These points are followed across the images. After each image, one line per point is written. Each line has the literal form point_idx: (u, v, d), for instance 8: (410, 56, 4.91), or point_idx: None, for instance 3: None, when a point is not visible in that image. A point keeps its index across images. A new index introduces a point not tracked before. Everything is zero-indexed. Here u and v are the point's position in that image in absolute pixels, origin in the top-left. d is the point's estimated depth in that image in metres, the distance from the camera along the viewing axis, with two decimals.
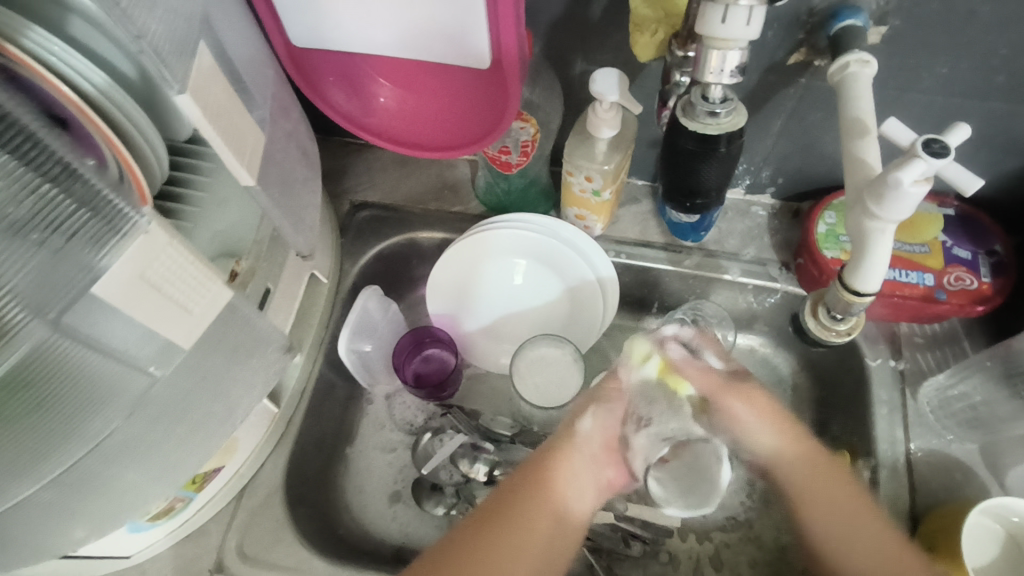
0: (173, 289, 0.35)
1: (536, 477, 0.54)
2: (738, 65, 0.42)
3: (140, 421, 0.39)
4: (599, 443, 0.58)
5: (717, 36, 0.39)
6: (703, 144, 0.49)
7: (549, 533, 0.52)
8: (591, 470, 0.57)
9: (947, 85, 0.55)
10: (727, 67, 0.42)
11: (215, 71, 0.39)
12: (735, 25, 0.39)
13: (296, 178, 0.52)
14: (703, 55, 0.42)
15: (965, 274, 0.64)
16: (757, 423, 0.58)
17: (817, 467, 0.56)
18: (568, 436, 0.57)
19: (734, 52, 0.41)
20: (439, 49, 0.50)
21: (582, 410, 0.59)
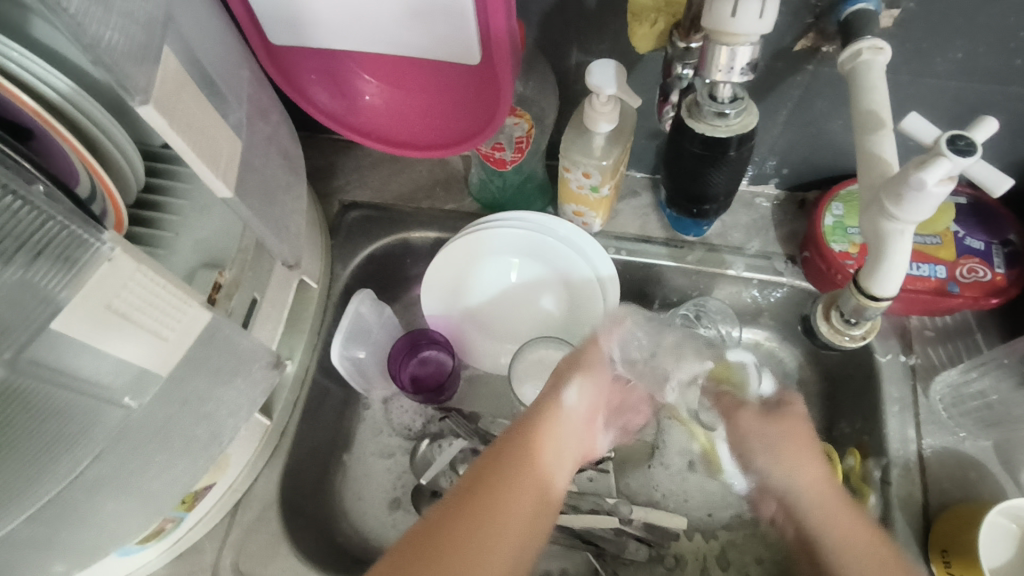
0: (146, 316, 0.32)
1: (523, 443, 0.50)
2: (748, 62, 0.39)
3: (118, 453, 0.37)
4: (580, 418, 0.56)
5: (727, 30, 0.37)
6: (710, 148, 0.47)
7: (539, 501, 0.47)
8: (573, 443, 0.55)
9: (962, 70, 0.52)
10: (737, 64, 0.39)
11: (183, 76, 0.36)
12: (747, 19, 0.36)
13: (279, 184, 0.50)
14: (710, 52, 0.39)
15: (978, 266, 0.62)
16: (792, 460, 0.56)
17: (831, 490, 0.53)
18: (549, 404, 0.54)
19: (744, 48, 0.38)
20: (426, 45, 0.47)
21: (568, 379, 0.57)
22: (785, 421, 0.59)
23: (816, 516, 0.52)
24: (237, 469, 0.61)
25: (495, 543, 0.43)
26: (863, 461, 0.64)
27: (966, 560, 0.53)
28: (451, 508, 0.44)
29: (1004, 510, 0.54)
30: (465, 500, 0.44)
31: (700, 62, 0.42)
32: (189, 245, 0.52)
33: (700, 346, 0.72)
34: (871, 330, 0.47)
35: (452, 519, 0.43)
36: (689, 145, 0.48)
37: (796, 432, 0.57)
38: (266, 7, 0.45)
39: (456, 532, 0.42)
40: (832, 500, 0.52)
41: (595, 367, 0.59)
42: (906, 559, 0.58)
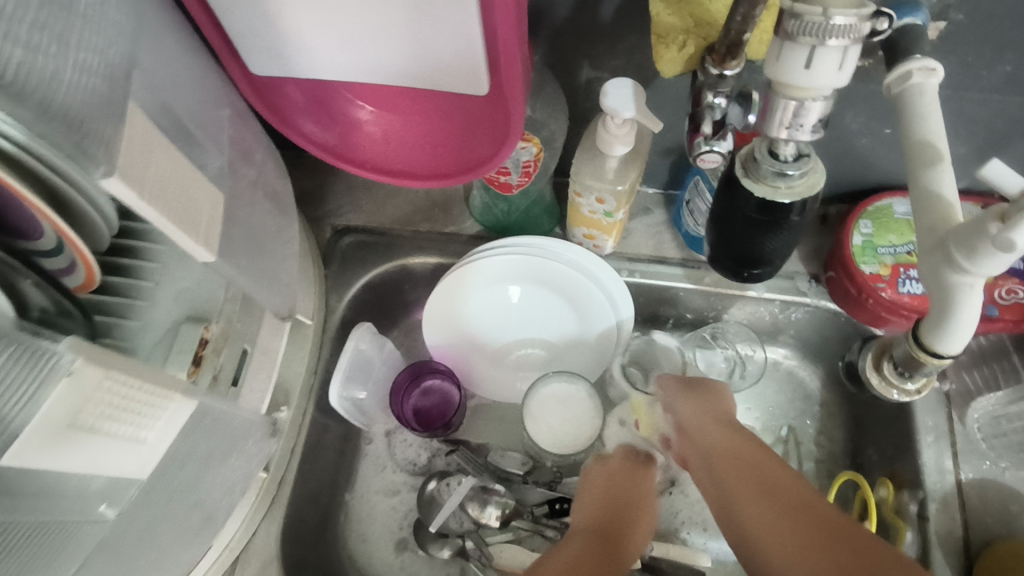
0: (119, 425, 0.28)
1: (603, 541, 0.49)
2: (819, 120, 0.34)
3: (96, 566, 0.32)
4: (637, 496, 0.56)
5: (798, 83, 0.32)
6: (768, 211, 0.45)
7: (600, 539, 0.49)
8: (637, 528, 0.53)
9: (1010, 83, 0.48)
10: (806, 122, 0.35)
11: (152, 132, 0.31)
12: (826, 72, 0.31)
13: (267, 231, 0.45)
14: (771, 104, 0.35)
15: (1017, 286, 0.58)
16: (691, 407, 0.52)
17: (733, 436, 0.47)
18: (603, 487, 0.56)
19: (815, 103, 0.33)
20: (427, 74, 0.41)
21: (620, 474, 0.58)
22: (704, 387, 0.54)
23: (714, 458, 0.46)
24: (233, 526, 0.57)
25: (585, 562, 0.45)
26: (896, 493, 0.60)
27: None
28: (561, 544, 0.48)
29: None
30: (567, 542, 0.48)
31: (759, 115, 0.37)
32: (171, 296, 0.48)
33: (717, 368, 0.69)
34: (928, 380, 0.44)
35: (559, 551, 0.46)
36: (744, 207, 0.46)
37: (713, 396, 0.53)
38: (247, 36, 0.40)
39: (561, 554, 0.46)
40: (738, 440, 0.46)
41: (639, 462, 0.60)
42: None
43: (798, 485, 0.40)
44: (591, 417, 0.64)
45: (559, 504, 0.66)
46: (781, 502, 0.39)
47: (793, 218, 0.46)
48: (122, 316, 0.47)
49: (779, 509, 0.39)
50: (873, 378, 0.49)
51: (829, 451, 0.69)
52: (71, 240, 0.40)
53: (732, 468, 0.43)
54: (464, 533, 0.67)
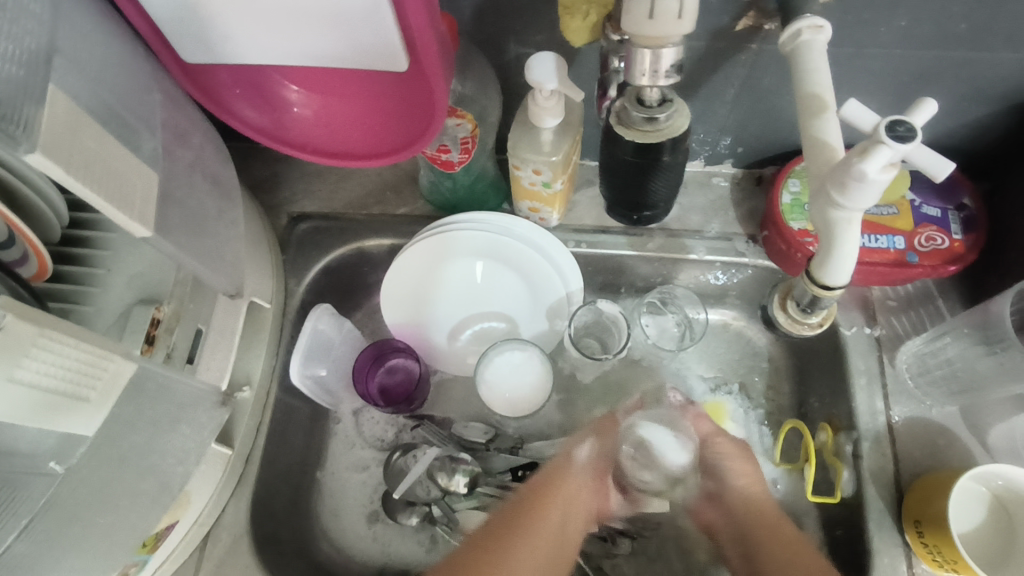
0: (59, 381, 0.31)
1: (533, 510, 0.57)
2: (672, 64, 0.40)
3: (50, 520, 0.34)
4: (589, 470, 0.63)
5: (646, 31, 0.38)
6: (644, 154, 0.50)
7: (553, 535, 0.57)
8: (584, 499, 0.61)
9: (905, 38, 0.51)
10: (661, 67, 0.40)
11: (79, 114, 0.33)
12: (666, 20, 0.37)
13: (207, 212, 0.48)
14: (632, 54, 0.40)
15: (936, 233, 0.62)
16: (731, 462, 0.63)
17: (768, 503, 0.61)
18: (564, 466, 0.62)
19: (666, 49, 0.39)
20: (348, 56, 0.44)
21: (582, 443, 0.64)
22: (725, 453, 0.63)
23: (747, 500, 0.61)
24: (202, 503, 0.59)
25: (541, 533, 0.56)
26: (835, 436, 0.64)
27: (939, 531, 0.53)
28: (520, 504, 0.58)
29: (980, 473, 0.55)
30: (516, 505, 0.57)
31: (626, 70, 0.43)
32: (123, 281, 0.49)
33: (669, 333, 0.74)
34: (827, 317, 0.52)
35: (518, 516, 0.57)
36: (621, 152, 0.50)
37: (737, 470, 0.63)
38: (175, 26, 0.42)
39: (520, 530, 0.55)
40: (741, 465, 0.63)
41: (614, 436, 0.64)
42: (880, 530, 0.58)
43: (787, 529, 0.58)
44: (541, 385, 0.67)
45: (520, 471, 0.68)
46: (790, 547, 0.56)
47: (665, 159, 0.51)
48: (77, 301, 0.48)
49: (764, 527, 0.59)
50: (780, 316, 0.55)
51: (777, 404, 0.72)
52: (19, 230, 0.42)
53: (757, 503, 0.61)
54: (431, 501, 0.68)
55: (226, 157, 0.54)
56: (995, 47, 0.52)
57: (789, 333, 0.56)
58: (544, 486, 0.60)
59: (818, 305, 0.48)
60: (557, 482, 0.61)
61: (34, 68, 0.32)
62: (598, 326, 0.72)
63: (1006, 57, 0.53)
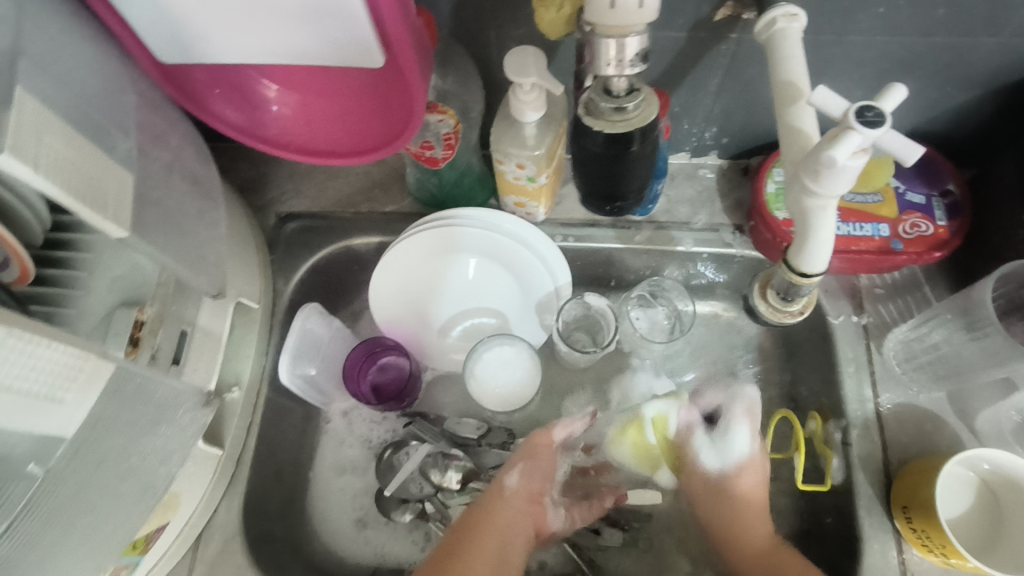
0: (31, 382, 0.32)
1: (464, 546, 0.54)
2: (638, 52, 0.41)
3: (30, 523, 0.35)
4: (524, 494, 0.61)
5: (609, 20, 0.39)
6: (613, 143, 0.48)
7: (493, 561, 0.55)
8: (519, 524, 0.59)
9: (883, 24, 0.51)
10: (626, 57, 0.41)
11: (48, 117, 0.34)
12: (627, 9, 0.39)
13: (186, 213, 0.48)
14: (597, 45, 0.41)
15: (920, 220, 0.62)
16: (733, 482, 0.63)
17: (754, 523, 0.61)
18: (495, 495, 0.59)
19: (631, 38, 0.40)
20: (324, 54, 0.44)
21: (511, 465, 0.62)
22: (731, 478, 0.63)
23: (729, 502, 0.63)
24: (192, 505, 0.59)
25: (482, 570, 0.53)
26: (824, 424, 0.64)
27: (928, 517, 0.53)
28: (452, 542, 0.55)
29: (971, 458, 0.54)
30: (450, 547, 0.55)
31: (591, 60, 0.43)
32: (105, 283, 0.49)
33: (658, 325, 0.73)
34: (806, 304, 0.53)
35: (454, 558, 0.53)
36: (591, 143, 0.49)
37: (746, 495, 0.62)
38: (149, 26, 0.42)
39: (459, 567, 0.53)
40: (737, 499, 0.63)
41: (541, 458, 0.63)
42: (870, 517, 0.58)
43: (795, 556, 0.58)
44: (531, 380, 0.68)
45: None
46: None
47: (634, 149, 0.49)
48: (60, 304, 0.48)
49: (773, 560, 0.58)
50: (761, 306, 0.55)
51: (768, 393, 0.72)
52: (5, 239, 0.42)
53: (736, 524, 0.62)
54: (424, 498, 0.68)
55: (207, 157, 0.54)
56: (974, 32, 0.52)
57: (771, 322, 0.56)
58: (476, 517, 0.57)
59: (797, 292, 0.50)
60: (491, 512, 0.58)
61: None
62: (585, 321, 0.72)
63: (985, 42, 0.53)
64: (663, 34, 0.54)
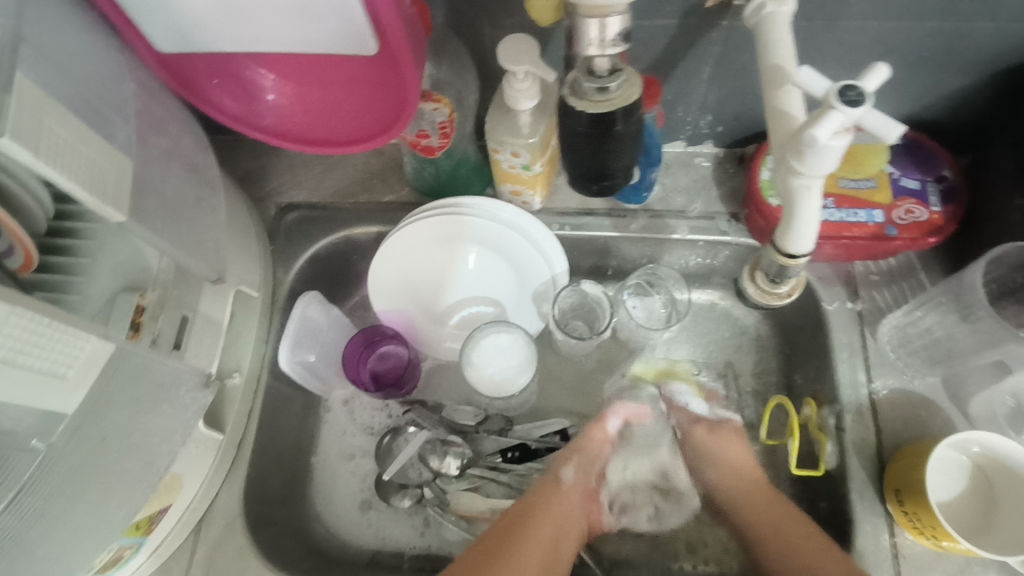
0: (32, 358, 0.33)
1: (514, 523, 0.57)
2: (620, 33, 0.42)
3: (35, 498, 0.36)
4: (580, 489, 0.64)
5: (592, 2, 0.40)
6: (597, 124, 0.48)
7: (547, 549, 0.56)
8: (576, 512, 0.62)
9: (874, 10, 0.52)
10: (608, 37, 0.42)
11: (48, 102, 0.35)
12: None
13: (185, 199, 0.49)
14: (580, 26, 0.42)
15: (915, 206, 0.62)
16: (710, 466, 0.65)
17: (749, 483, 0.62)
18: (552, 483, 0.62)
19: (612, 17, 0.41)
20: (319, 42, 0.45)
21: (565, 459, 0.65)
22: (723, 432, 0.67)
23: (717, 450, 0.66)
24: (195, 488, 0.60)
25: (532, 547, 0.55)
26: (818, 409, 0.64)
27: (917, 498, 0.54)
28: (510, 516, 0.58)
29: (963, 440, 0.55)
30: (509, 521, 0.57)
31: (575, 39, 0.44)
32: (107, 269, 0.50)
33: (656, 314, 0.73)
34: (796, 287, 0.54)
35: (513, 520, 0.58)
36: (576, 125, 0.49)
37: (728, 445, 0.66)
38: (146, 15, 0.43)
39: (504, 546, 0.54)
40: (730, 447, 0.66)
41: (590, 453, 0.66)
42: (862, 500, 0.59)
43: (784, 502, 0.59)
44: (524, 368, 0.68)
45: (510, 452, 0.70)
46: (776, 524, 0.57)
47: (619, 129, 0.49)
48: (62, 290, 0.48)
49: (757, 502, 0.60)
50: (750, 287, 0.57)
51: (764, 381, 0.72)
52: (9, 227, 0.42)
53: (732, 488, 0.63)
54: (423, 483, 0.69)
55: (205, 146, 0.55)
56: (965, 17, 0.52)
57: (761, 305, 0.58)
58: (535, 501, 0.60)
59: (786, 275, 0.52)
60: (546, 495, 0.61)
61: (1, 57, 0.34)
62: (582, 307, 0.73)
63: (976, 28, 0.53)
64: (657, 21, 0.55)
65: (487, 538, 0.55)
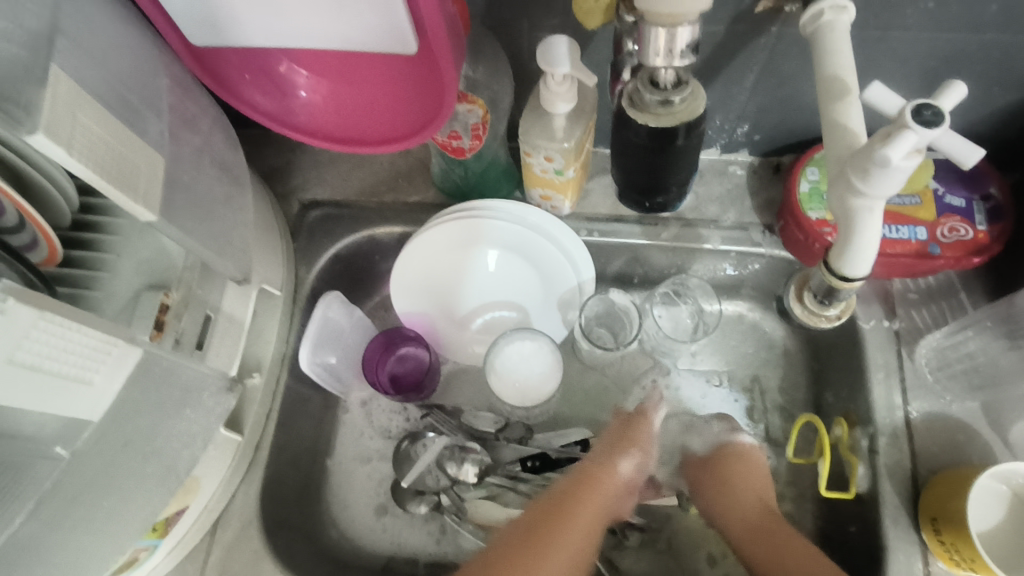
0: (60, 364, 0.32)
1: (561, 516, 0.53)
2: (688, 44, 0.41)
3: (57, 504, 0.35)
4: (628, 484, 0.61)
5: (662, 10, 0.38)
6: (657, 138, 0.51)
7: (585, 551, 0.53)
8: (620, 505, 0.59)
9: (931, 21, 0.49)
10: (676, 47, 0.41)
11: (82, 97, 0.34)
12: None
13: (215, 197, 0.48)
14: (646, 34, 0.40)
15: (960, 224, 0.60)
16: (737, 490, 0.60)
17: (756, 517, 0.57)
18: (605, 472, 0.59)
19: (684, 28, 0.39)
20: (357, 38, 0.43)
21: (626, 448, 0.62)
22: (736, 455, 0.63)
23: (726, 477, 0.61)
24: (212, 489, 0.59)
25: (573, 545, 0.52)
26: (850, 430, 0.63)
27: (957, 529, 0.52)
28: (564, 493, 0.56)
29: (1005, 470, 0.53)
30: (536, 515, 0.54)
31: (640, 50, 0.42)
32: (131, 265, 0.49)
33: (682, 324, 0.72)
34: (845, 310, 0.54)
35: (565, 500, 0.55)
36: (634, 135, 0.51)
37: (736, 471, 0.61)
38: (180, 7, 0.42)
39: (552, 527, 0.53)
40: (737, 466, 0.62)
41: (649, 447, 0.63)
42: (896, 527, 0.57)
43: (783, 533, 0.54)
44: (551, 377, 0.67)
45: (529, 462, 0.67)
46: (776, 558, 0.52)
47: (680, 143, 0.52)
48: (86, 286, 0.48)
49: (757, 535, 0.55)
50: (796, 308, 0.57)
51: (792, 397, 0.70)
52: (32, 218, 0.41)
53: (737, 522, 0.57)
54: (440, 490, 0.68)
55: (235, 142, 0.54)
56: None
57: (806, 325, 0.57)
58: (582, 487, 0.57)
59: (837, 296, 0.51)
60: (597, 484, 0.57)
61: (36, 50, 0.32)
62: (608, 316, 0.72)
63: None
64: (701, 27, 0.53)
65: (528, 528, 0.52)
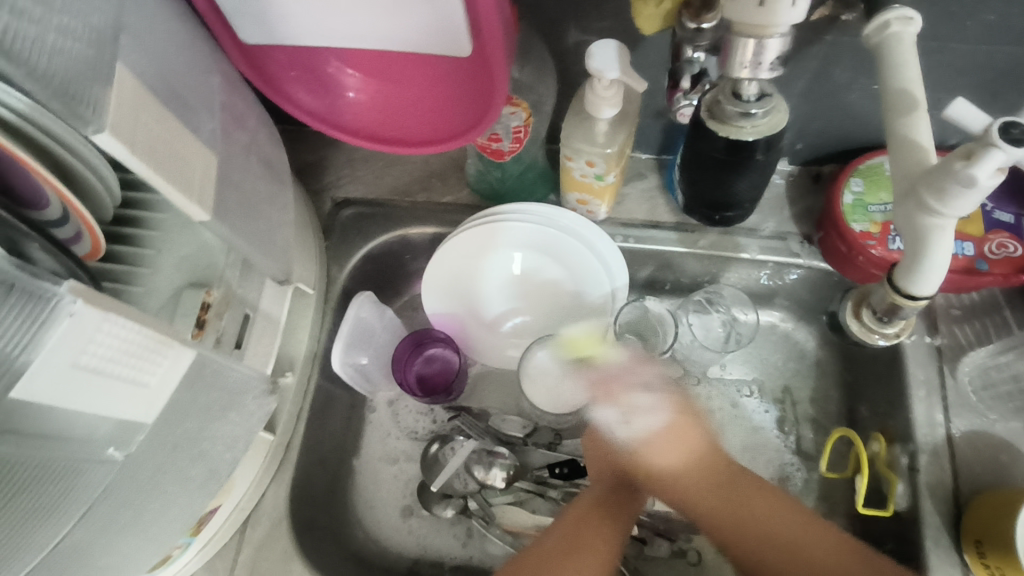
0: (118, 367, 0.31)
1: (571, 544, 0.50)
2: (776, 58, 0.40)
3: (109, 505, 0.35)
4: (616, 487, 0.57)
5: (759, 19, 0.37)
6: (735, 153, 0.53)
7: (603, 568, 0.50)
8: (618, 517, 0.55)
9: (993, 33, 0.48)
10: (765, 60, 0.40)
11: (143, 94, 0.33)
12: (782, 8, 0.36)
13: (260, 196, 0.47)
14: (733, 45, 0.40)
15: (1008, 240, 0.59)
16: (677, 446, 0.55)
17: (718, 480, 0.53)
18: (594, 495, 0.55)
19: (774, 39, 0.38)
20: (409, 38, 0.43)
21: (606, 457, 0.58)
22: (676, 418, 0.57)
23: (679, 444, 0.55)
24: (243, 488, 0.59)
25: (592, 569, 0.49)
26: (889, 446, 0.62)
27: (1004, 552, 0.51)
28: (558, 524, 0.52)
29: None
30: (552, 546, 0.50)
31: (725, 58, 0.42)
32: (172, 262, 0.48)
33: (714, 333, 0.71)
34: (905, 327, 0.55)
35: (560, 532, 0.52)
36: (713, 151, 0.53)
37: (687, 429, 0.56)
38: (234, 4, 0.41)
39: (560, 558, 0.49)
40: (679, 426, 0.56)
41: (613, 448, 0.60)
42: (936, 548, 0.56)
43: (772, 509, 0.50)
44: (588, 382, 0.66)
45: (559, 469, 0.67)
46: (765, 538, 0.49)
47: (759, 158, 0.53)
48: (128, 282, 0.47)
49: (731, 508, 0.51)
50: (853, 324, 0.59)
51: (825, 410, 0.69)
52: (77, 213, 0.40)
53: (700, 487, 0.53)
54: (468, 494, 0.68)
55: (278, 140, 0.53)
56: None
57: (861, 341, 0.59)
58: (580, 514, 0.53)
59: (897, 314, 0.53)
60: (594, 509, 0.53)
61: (100, 45, 0.32)
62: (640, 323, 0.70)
63: None
64: None
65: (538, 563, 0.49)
